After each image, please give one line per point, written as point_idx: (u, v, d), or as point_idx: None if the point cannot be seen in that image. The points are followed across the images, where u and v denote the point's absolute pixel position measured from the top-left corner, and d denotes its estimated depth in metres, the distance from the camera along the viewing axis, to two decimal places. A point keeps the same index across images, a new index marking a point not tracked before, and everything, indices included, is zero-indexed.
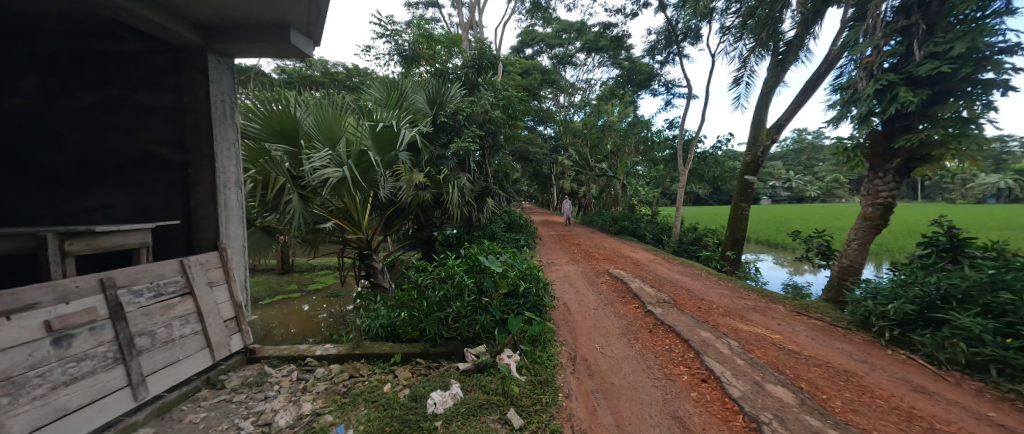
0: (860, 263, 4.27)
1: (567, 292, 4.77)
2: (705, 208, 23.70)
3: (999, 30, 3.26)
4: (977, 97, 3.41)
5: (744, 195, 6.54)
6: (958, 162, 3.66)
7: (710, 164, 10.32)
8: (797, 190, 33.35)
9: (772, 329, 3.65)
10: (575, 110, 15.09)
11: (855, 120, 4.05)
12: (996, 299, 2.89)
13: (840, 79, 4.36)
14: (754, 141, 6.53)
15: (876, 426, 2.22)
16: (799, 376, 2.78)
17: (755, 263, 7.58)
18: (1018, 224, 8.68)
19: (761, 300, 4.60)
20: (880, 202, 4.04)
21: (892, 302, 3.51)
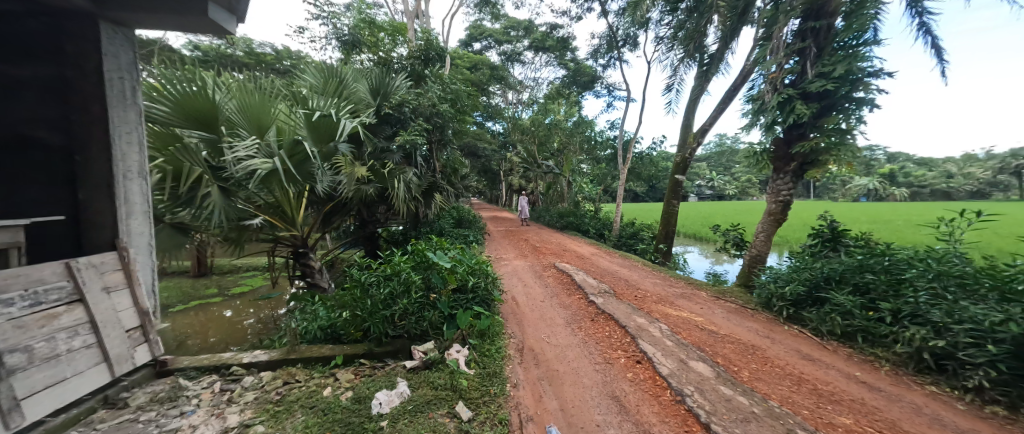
0: (765, 252, 4.93)
1: (515, 286, 4.88)
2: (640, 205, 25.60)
3: (868, 57, 3.94)
4: (853, 112, 4.09)
5: (675, 193, 7.19)
6: (838, 167, 4.39)
7: (646, 164, 11.17)
8: (718, 189, 37.41)
9: (696, 313, 4.09)
10: (523, 107, 15.35)
11: (763, 128, 4.65)
12: (862, 279, 3.54)
13: (752, 92, 4.94)
14: (683, 144, 7.18)
15: (774, 390, 2.61)
16: (716, 352, 3.16)
17: (683, 255, 8.38)
18: (878, 218, 10.65)
19: (687, 287, 5.13)
20: (782, 199, 4.68)
21: (788, 284, 4.12)
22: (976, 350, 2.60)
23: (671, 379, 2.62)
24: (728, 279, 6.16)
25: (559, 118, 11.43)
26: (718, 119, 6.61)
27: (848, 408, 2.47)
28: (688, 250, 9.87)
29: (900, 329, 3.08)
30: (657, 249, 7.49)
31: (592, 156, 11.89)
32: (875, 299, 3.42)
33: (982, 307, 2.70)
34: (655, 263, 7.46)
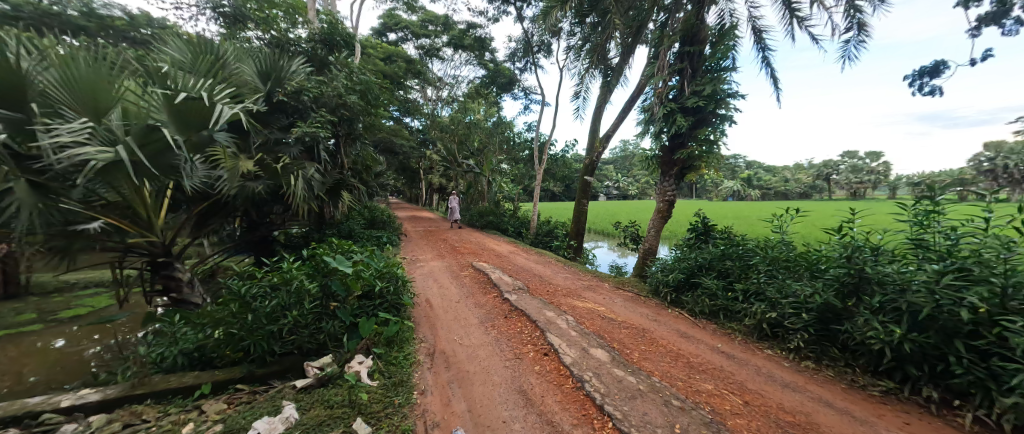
0: (655, 245, 5.62)
1: (429, 288, 4.75)
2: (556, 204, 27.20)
3: (728, 81, 4.74)
4: (718, 126, 4.89)
5: (584, 193, 7.75)
6: (708, 171, 5.21)
7: (559, 165, 11.92)
8: (625, 190, 41.72)
9: (599, 303, 4.47)
10: (443, 104, 15.03)
11: (652, 136, 5.29)
12: (725, 266, 4.27)
13: (644, 103, 5.55)
14: (591, 148, 7.79)
15: (658, 368, 2.97)
16: (614, 338, 3.48)
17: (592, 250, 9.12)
18: (736, 215, 13.06)
19: (593, 279, 5.59)
20: (668, 199, 5.35)
21: (672, 273, 4.75)
22: (796, 318, 3.33)
23: (575, 366, 2.83)
24: (627, 270, 6.89)
25: (479, 117, 11.48)
26: (619, 127, 7.31)
27: (712, 375, 2.94)
28: (597, 245, 10.78)
29: (748, 305, 3.78)
30: (569, 245, 8.02)
31: (511, 157, 12.24)
32: (732, 281, 4.16)
33: (800, 284, 3.46)
34: (567, 258, 7.99)
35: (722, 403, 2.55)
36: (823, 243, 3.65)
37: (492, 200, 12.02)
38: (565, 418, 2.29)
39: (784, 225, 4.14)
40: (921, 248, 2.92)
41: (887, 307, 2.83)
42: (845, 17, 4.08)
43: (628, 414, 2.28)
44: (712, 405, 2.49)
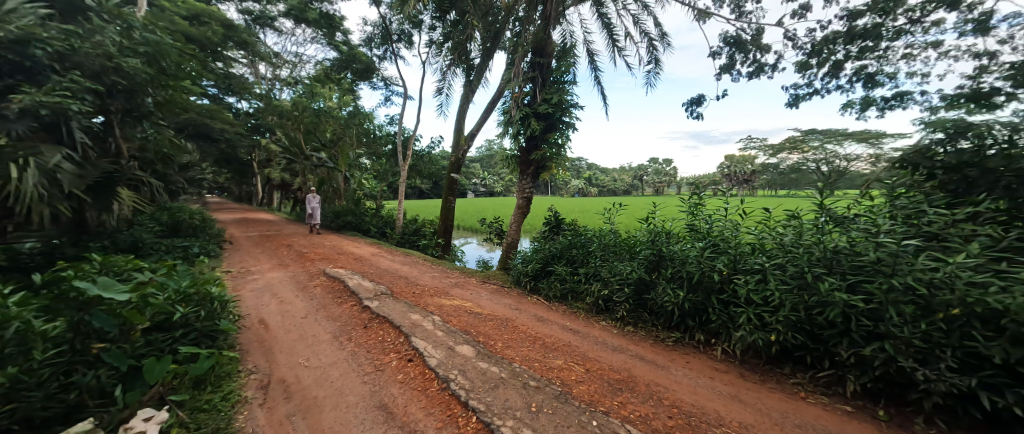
0: (517, 239, 6.10)
1: (264, 307, 3.94)
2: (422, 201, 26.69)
3: (570, 92, 5.47)
4: (565, 131, 5.58)
5: (451, 189, 7.71)
6: (557, 171, 5.95)
7: (425, 162, 11.72)
8: (491, 187, 44.20)
9: (466, 299, 4.58)
10: (283, 86, 12.66)
11: (511, 136, 5.66)
12: (572, 253, 4.99)
13: (504, 106, 5.91)
14: (457, 145, 7.86)
15: (517, 354, 3.21)
16: (479, 331, 3.60)
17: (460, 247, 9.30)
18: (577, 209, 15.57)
19: (461, 275, 5.69)
20: (526, 196, 5.83)
21: (530, 262, 5.27)
22: (621, 292, 4.15)
23: (447, 364, 2.82)
24: (492, 264, 7.31)
25: (330, 105, 10.68)
26: (481, 126, 7.58)
27: (562, 351, 3.37)
28: (466, 241, 11.11)
29: (589, 285, 4.51)
30: (437, 243, 7.98)
31: (371, 151, 11.37)
32: (577, 266, 4.88)
33: (622, 263, 4.32)
34: (436, 256, 7.94)
35: (569, 374, 2.93)
36: (637, 230, 4.62)
37: (351, 199, 10.89)
38: (429, 424, 2.22)
39: (612, 217, 5.05)
40: (693, 231, 4.03)
41: (675, 277, 3.81)
42: (648, 52, 5.22)
43: (491, 403, 2.37)
44: (562, 379, 2.84)
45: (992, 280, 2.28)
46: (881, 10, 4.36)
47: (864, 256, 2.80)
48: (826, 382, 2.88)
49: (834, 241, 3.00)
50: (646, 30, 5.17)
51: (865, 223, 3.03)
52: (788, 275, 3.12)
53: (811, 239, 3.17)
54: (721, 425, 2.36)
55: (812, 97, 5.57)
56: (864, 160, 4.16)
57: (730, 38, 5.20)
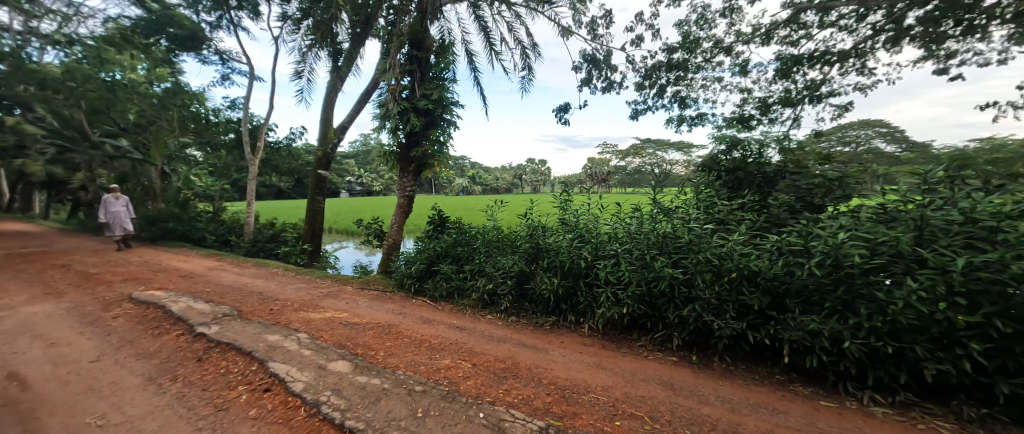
0: (399, 240, 5.89)
1: (15, 357, 2.73)
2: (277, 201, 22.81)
3: (450, 90, 5.46)
4: (447, 128, 5.55)
5: (319, 187, 7.20)
6: (440, 169, 5.87)
7: (283, 156, 10.11)
8: (368, 185, 40.92)
9: (341, 309, 4.15)
10: (44, 43, 8.99)
11: (389, 131, 5.33)
12: (457, 251, 5.06)
13: (380, 98, 5.50)
14: (324, 138, 7.25)
15: (401, 360, 3.04)
16: (357, 343, 3.28)
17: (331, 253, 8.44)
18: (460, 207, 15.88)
19: (334, 284, 5.17)
20: (408, 194, 5.61)
21: (414, 264, 5.14)
22: (505, 285, 4.36)
23: (320, 383, 2.48)
24: (373, 268, 6.96)
25: (136, 78, 8.86)
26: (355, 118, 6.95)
27: (449, 350, 3.35)
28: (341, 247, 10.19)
29: (474, 281, 4.63)
30: (303, 250, 7.07)
31: (202, 141, 9.79)
32: (463, 264, 4.94)
33: (505, 257, 4.57)
34: (301, 265, 7.01)
35: (457, 372, 2.92)
36: (517, 225, 4.93)
37: (176, 200, 8.89)
38: None
39: (495, 213, 5.25)
40: (564, 224, 4.52)
41: (551, 266, 4.21)
42: (522, 59, 5.59)
43: (372, 419, 2.16)
44: (449, 378, 2.80)
45: (751, 251, 3.24)
46: (688, 49, 5.66)
47: (681, 239, 3.62)
48: (661, 340, 3.62)
49: (663, 228, 3.77)
50: (519, 38, 5.52)
51: (681, 213, 3.92)
52: (634, 257, 3.78)
53: (648, 227, 3.91)
54: (589, 392, 2.71)
55: (646, 112, 6.89)
56: (680, 164, 5.37)
57: (588, 56, 5.99)
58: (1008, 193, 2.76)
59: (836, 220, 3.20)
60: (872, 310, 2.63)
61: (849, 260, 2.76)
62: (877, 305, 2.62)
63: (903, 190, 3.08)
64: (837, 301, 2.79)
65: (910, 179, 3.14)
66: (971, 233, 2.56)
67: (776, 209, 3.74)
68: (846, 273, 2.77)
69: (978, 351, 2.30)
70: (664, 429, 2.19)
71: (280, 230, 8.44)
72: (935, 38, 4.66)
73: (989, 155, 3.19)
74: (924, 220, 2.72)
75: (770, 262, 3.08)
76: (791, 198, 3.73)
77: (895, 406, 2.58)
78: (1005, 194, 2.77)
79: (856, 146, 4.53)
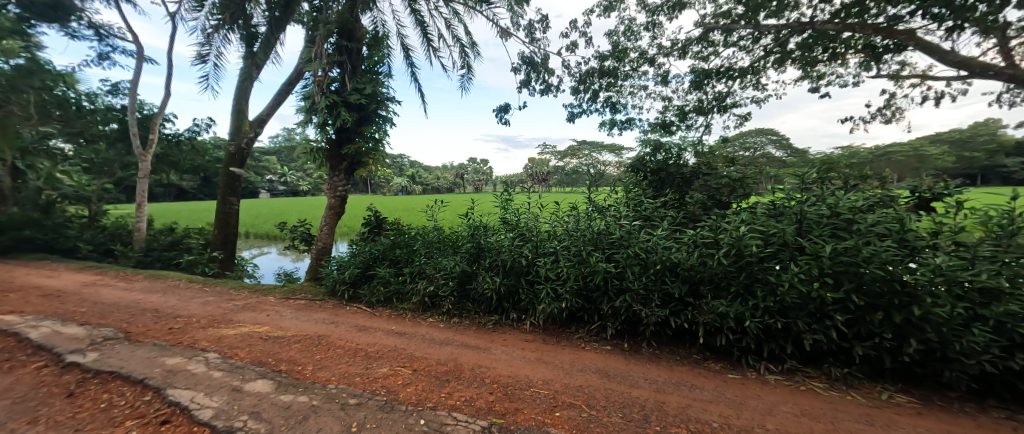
0: (330, 244, 5.58)
1: None
2: (177, 203, 19.82)
3: (385, 85, 5.21)
4: (382, 125, 5.29)
5: (231, 187, 6.59)
6: (376, 168, 5.60)
7: (186, 151, 8.86)
8: (293, 184, 37.46)
9: (261, 323, 3.76)
10: None
11: (316, 126, 4.94)
12: (395, 254, 4.89)
13: (305, 89, 5.07)
14: (236, 132, 6.56)
15: (332, 373, 2.81)
16: (279, 358, 2.97)
17: (248, 262, 7.65)
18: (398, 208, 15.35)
19: (252, 297, 4.72)
20: (339, 195, 5.35)
21: (347, 269, 4.87)
22: (446, 286, 4.28)
23: (235, 405, 2.20)
24: (298, 276, 6.49)
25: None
26: (275, 111, 6.34)
27: (387, 357, 3.19)
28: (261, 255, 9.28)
29: (414, 284, 4.50)
30: (212, 258, 6.39)
31: (71, 130, 8.18)
32: (402, 267, 4.79)
33: (446, 258, 4.50)
34: (210, 275, 6.31)
35: (395, 380, 2.78)
36: (459, 226, 4.88)
37: (36, 203, 7.64)
38: None
39: (435, 214, 5.13)
40: (505, 223, 4.58)
41: (493, 265, 4.23)
42: (461, 58, 5.53)
43: None
44: (387, 387, 2.65)
45: (672, 245, 3.57)
46: (617, 58, 6.07)
47: (613, 235, 3.87)
48: (596, 331, 3.83)
49: (597, 225, 4.00)
50: (457, 36, 5.45)
51: (613, 211, 4.19)
52: (572, 253, 3.95)
53: (584, 224, 4.12)
54: (530, 387, 2.76)
55: (582, 116, 7.25)
56: (612, 166, 5.74)
57: (526, 58, 6.12)
58: (860, 192, 3.41)
59: (739, 215, 3.66)
60: (767, 292, 3.06)
61: (749, 250, 3.18)
62: (770, 288, 3.06)
63: (788, 189, 3.64)
64: (740, 286, 3.20)
65: (793, 180, 3.72)
66: (835, 225, 3.10)
67: (693, 206, 4.17)
68: (747, 261, 3.19)
69: (841, 321, 2.81)
70: (599, 415, 2.31)
71: (184, 237, 7.37)
72: (811, 62, 5.57)
73: (847, 160, 3.91)
74: (803, 215, 3.25)
75: (687, 254, 3.43)
76: (704, 197, 4.20)
77: (784, 373, 3.04)
78: (857, 193, 3.41)
79: (754, 151, 5.23)
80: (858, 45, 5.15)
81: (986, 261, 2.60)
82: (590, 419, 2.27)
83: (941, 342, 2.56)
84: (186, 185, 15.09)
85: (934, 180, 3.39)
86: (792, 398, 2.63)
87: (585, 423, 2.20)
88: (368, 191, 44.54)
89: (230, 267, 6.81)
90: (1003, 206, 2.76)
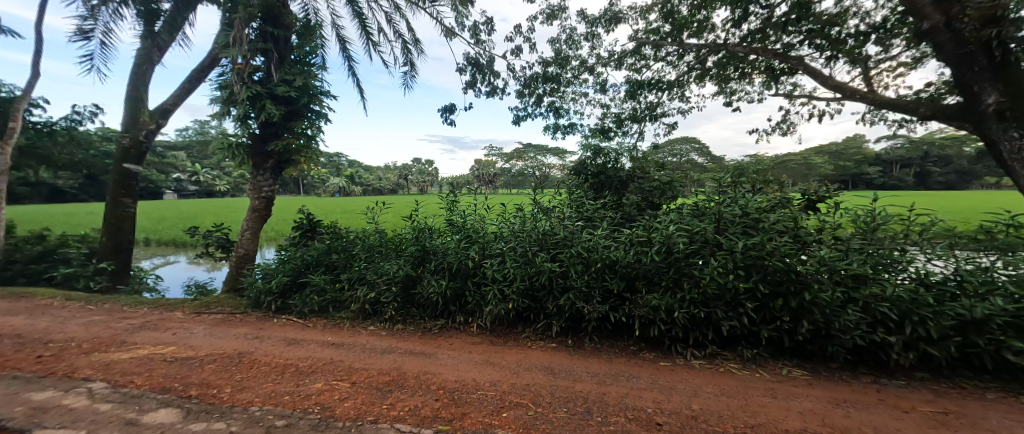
0: (253, 250, 5.05)
1: None
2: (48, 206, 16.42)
3: (319, 78, 4.86)
4: (315, 121, 4.94)
5: (125, 186, 5.70)
6: (308, 167, 5.21)
7: (62, 143, 7.42)
8: (208, 184, 33.17)
9: (165, 343, 3.28)
10: None
11: (236, 120, 4.46)
12: (332, 259, 4.57)
13: (221, 78, 4.55)
14: (132, 122, 5.66)
15: (256, 393, 2.51)
16: (189, 382, 2.59)
17: (149, 275, 6.65)
18: (335, 210, 14.41)
19: (152, 313, 4.10)
20: (264, 196, 4.91)
21: (275, 277, 4.45)
22: (389, 292, 4.10)
23: None
24: (214, 287, 5.79)
25: None
26: (183, 101, 5.60)
27: (322, 372, 2.94)
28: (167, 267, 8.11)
29: (353, 291, 4.24)
30: (99, 270, 5.51)
31: None
32: (339, 273, 4.49)
33: (389, 262, 4.31)
34: (96, 291, 5.37)
35: (331, 395, 2.57)
36: (402, 228, 4.70)
37: None
38: None
39: (376, 216, 4.87)
40: (451, 225, 4.51)
41: (438, 269, 4.13)
42: (403, 54, 5.35)
43: None
44: (321, 403, 2.43)
45: (611, 243, 3.78)
46: (560, 64, 6.30)
47: (556, 235, 3.99)
48: (542, 330, 3.92)
49: (542, 226, 4.10)
50: (399, 31, 5.26)
51: (557, 212, 4.32)
52: (518, 254, 4.00)
53: (530, 225, 4.19)
54: (477, 390, 2.73)
55: (527, 119, 7.40)
56: (556, 168, 5.94)
57: (471, 59, 6.09)
58: (764, 194, 3.91)
59: (668, 215, 4.00)
60: (692, 284, 3.36)
61: (676, 247, 3.47)
62: (694, 281, 3.36)
63: (708, 192, 4.06)
64: (669, 280, 3.48)
65: (711, 183, 4.15)
66: (745, 223, 3.52)
67: (628, 207, 4.47)
68: (675, 257, 3.48)
69: (751, 308, 3.18)
70: (545, 412, 2.36)
71: (59, 245, 6.16)
72: (724, 79, 6.28)
73: (754, 167, 4.47)
74: (720, 214, 3.63)
75: (624, 252, 3.65)
76: (638, 199, 4.52)
77: (706, 357, 3.37)
78: (762, 195, 3.91)
79: (680, 157, 5.76)
80: (761, 67, 5.93)
81: (856, 252, 3.13)
82: (536, 416, 2.31)
83: (826, 322, 3.02)
84: (59, 184, 12.55)
85: (818, 184, 4.02)
86: (713, 380, 2.93)
87: (531, 421, 2.24)
88: (300, 192, 40.97)
89: (123, 280, 5.83)
90: (867, 207, 3.35)
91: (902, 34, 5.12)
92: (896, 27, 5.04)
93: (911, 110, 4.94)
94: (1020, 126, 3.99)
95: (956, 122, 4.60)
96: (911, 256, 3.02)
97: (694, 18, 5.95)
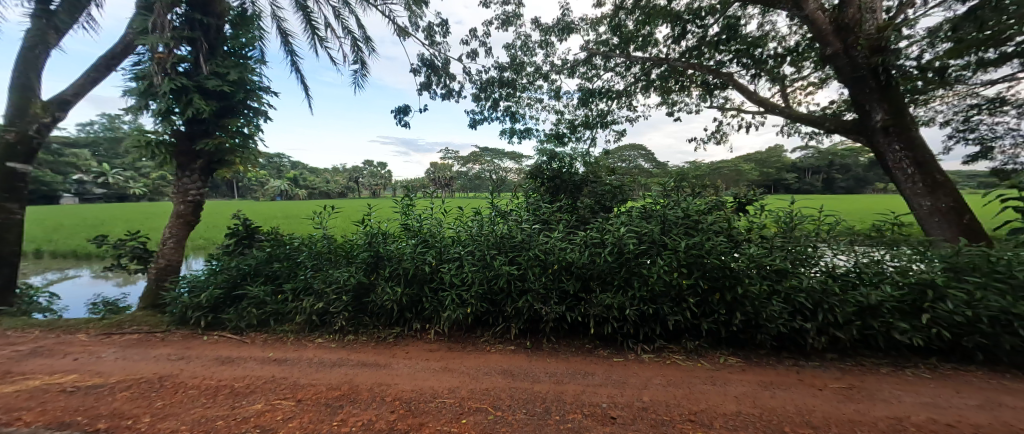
0: (177, 261, 4.52)
1: None
2: None
3: (257, 72, 4.49)
4: (252, 119, 4.56)
5: (9, 189, 4.83)
6: (244, 168, 4.78)
7: None
8: (121, 186, 29.13)
9: (65, 371, 2.82)
10: None
11: (156, 115, 3.99)
12: (273, 269, 4.23)
13: (138, 67, 4.05)
14: (18, 114, 4.82)
15: (182, 419, 2.26)
16: (98, 413, 2.26)
17: (42, 294, 5.68)
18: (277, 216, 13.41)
19: (46, 337, 3.52)
20: (191, 200, 4.42)
21: (205, 290, 4.03)
22: (339, 302, 3.87)
23: None
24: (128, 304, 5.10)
25: None
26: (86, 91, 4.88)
27: (262, 390, 2.71)
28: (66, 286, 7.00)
29: (297, 303, 3.95)
30: None
31: None
32: (282, 283, 4.17)
33: (339, 270, 4.07)
34: None
35: (273, 416, 2.36)
36: (354, 234, 4.48)
37: None
38: None
39: (324, 221, 4.58)
40: (407, 230, 4.37)
41: (393, 275, 3.98)
42: (353, 52, 5.12)
43: None
44: (261, 425, 2.23)
45: (567, 246, 3.87)
46: (515, 70, 6.40)
47: (514, 239, 4.01)
48: (500, 333, 3.92)
49: (500, 229, 4.11)
50: (348, 27, 5.03)
51: (515, 215, 4.37)
52: (476, 258, 3.98)
53: (487, 229, 4.19)
54: (435, 398, 2.66)
55: (484, 122, 7.43)
56: (513, 172, 6.00)
57: (427, 60, 5.98)
58: (702, 198, 4.25)
59: (619, 217, 4.20)
60: (641, 283, 3.56)
61: (627, 247, 3.66)
62: (643, 279, 3.56)
63: (654, 196, 4.33)
64: (621, 279, 3.65)
65: (657, 188, 4.43)
66: (687, 225, 3.79)
67: (582, 210, 4.62)
68: (626, 257, 3.66)
69: (693, 302, 3.44)
70: (504, 415, 2.37)
71: None
72: (666, 90, 6.75)
73: (693, 173, 4.85)
74: (665, 216, 3.88)
75: (580, 254, 3.77)
76: (591, 202, 4.70)
77: (654, 351, 3.57)
78: (701, 198, 4.24)
79: (628, 163, 6.11)
80: (698, 81, 6.47)
81: (778, 249, 3.50)
82: (495, 420, 2.31)
83: (755, 312, 3.34)
84: None
85: (747, 189, 4.44)
86: (659, 371, 3.13)
87: (491, 425, 2.23)
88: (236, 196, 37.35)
89: (5, 301, 4.92)
90: (787, 209, 3.77)
91: (810, 58, 5.86)
92: (806, 51, 5.78)
93: (819, 124, 5.68)
94: (900, 140, 4.74)
95: (854, 135, 5.35)
96: (821, 252, 3.44)
97: (639, 33, 6.34)
